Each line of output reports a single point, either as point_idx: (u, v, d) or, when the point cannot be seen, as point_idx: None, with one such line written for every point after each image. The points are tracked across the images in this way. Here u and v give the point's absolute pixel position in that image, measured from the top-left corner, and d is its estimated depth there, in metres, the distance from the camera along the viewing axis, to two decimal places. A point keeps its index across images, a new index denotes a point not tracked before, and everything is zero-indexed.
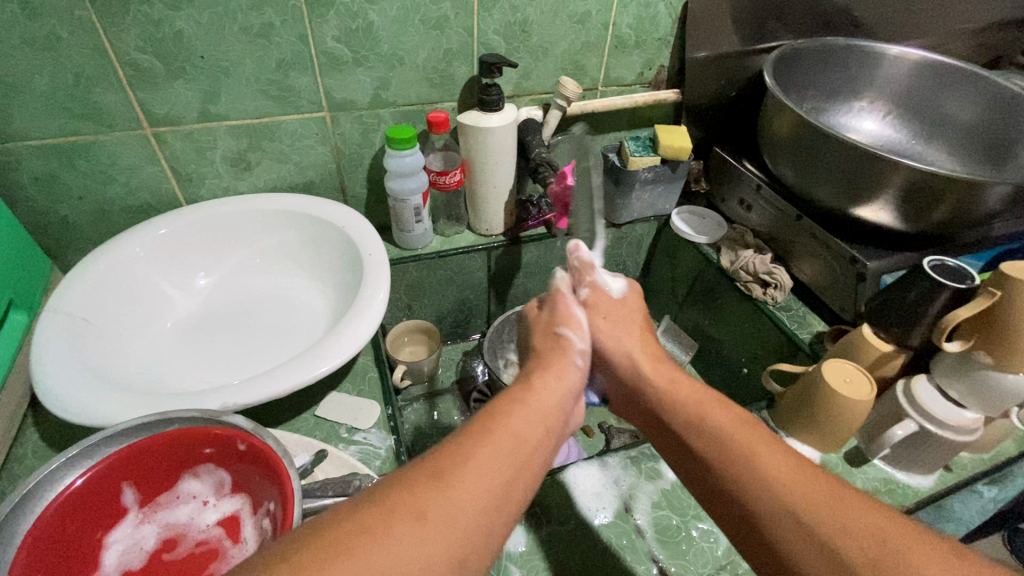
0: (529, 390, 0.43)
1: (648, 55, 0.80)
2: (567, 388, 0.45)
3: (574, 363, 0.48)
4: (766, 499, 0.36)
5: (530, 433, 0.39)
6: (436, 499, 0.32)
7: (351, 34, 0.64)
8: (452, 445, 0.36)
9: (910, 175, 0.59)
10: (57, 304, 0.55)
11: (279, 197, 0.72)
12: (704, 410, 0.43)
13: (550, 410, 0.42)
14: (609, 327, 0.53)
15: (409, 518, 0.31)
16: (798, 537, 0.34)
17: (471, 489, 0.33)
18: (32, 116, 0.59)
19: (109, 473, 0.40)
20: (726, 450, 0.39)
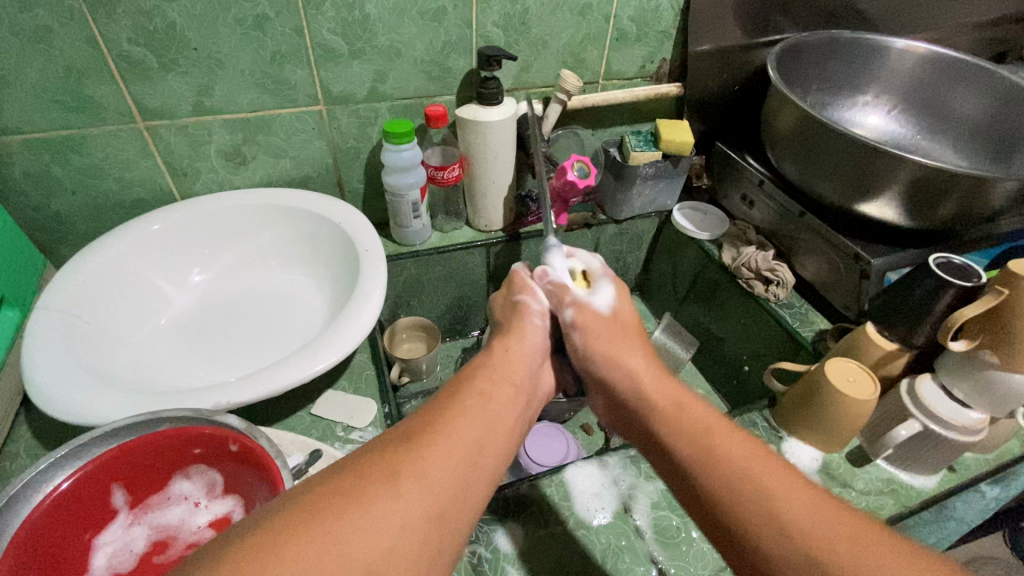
0: (492, 356, 0.46)
1: (650, 48, 0.79)
2: (527, 348, 0.49)
3: (535, 326, 0.52)
4: (750, 504, 0.36)
5: (492, 400, 0.39)
6: (410, 456, 0.32)
7: (348, 26, 0.63)
8: (424, 411, 0.36)
9: (916, 170, 0.57)
10: (46, 300, 0.54)
11: (274, 192, 0.71)
12: (691, 411, 0.43)
13: (513, 371, 0.45)
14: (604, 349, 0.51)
15: (384, 477, 0.30)
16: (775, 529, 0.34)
17: (444, 447, 0.33)
18: (22, 109, 0.58)
19: (98, 474, 0.40)
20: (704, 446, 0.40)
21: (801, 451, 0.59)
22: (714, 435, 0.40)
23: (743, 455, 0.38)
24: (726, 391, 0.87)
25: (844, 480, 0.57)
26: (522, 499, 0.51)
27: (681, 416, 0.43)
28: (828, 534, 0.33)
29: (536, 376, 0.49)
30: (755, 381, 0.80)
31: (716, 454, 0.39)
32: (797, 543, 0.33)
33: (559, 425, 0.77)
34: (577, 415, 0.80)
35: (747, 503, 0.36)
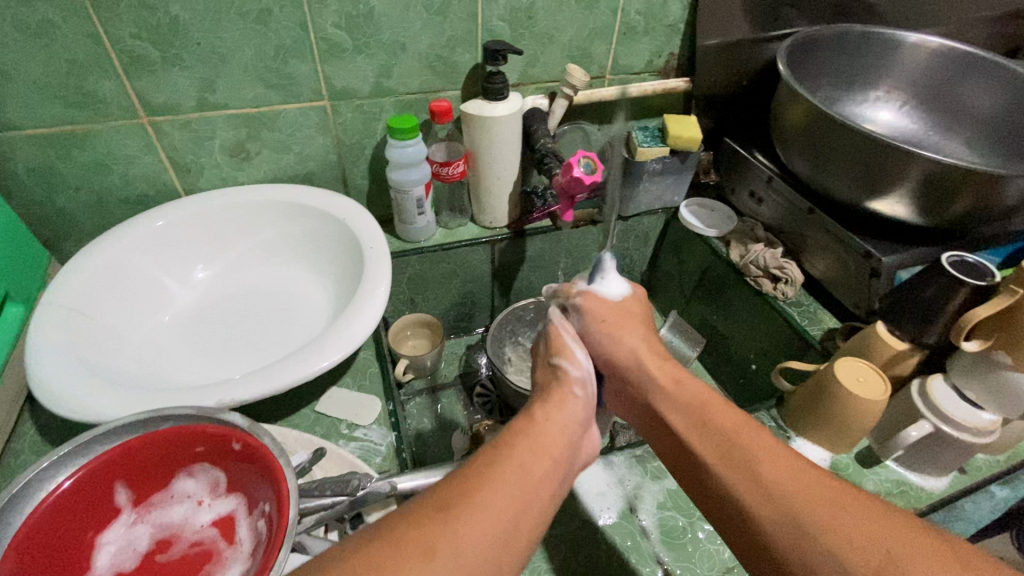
0: (533, 422, 0.41)
1: (658, 43, 0.77)
2: (571, 414, 0.43)
3: (578, 394, 0.45)
4: (780, 514, 0.34)
5: (534, 470, 0.37)
6: (442, 537, 0.31)
7: (352, 20, 0.62)
8: (460, 484, 0.34)
9: (929, 167, 0.56)
10: (49, 298, 0.54)
11: (278, 188, 0.71)
12: (709, 408, 0.42)
13: (556, 439, 0.40)
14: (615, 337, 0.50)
15: (414, 552, 0.30)
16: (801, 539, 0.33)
17: (477, 525, 0.32)
18: (25, 104, 0.58)
19: (101, 472, 0.40)
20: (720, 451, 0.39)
21: (808, 451, 0.59)
22: (727, 438, 0.40)
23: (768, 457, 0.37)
24: (732, 390, 0.86)
25: (853, 481, 0.57)
26: None
27: (695, 412, 0.43)
28: (845, 529, 0.32)
29: (580, 444, 0.43)
30: (762, 380, 0.79)
31: (734, 453, 0.38)
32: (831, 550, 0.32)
33: None
34: None
35: (765, 509, 0.35)
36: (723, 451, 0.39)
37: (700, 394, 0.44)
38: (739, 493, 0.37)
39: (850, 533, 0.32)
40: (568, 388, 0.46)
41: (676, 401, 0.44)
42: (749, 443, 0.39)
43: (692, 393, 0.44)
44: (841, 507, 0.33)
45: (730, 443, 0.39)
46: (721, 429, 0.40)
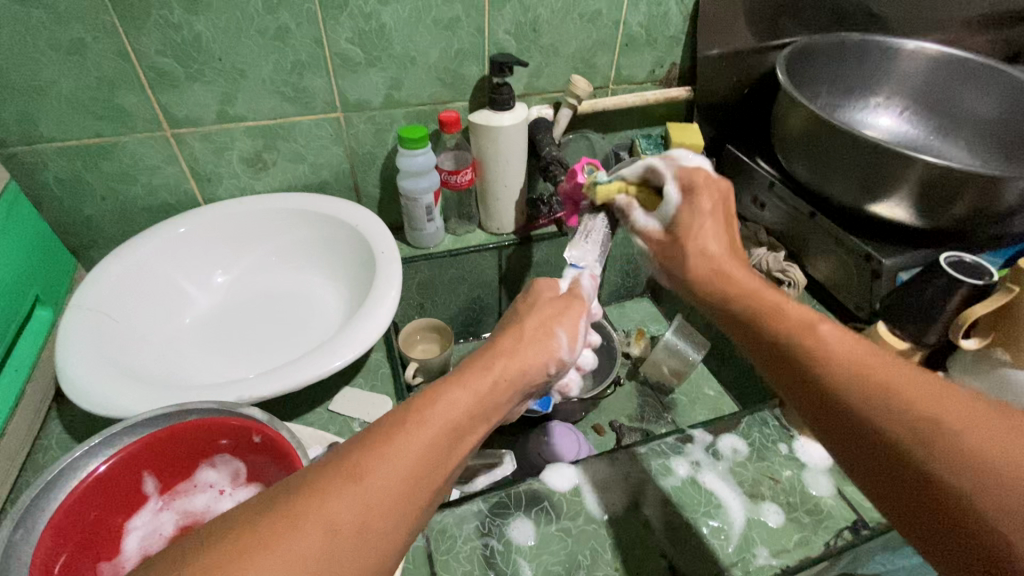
0: (485, 374, 0.39)
1: (659, 53, 0.80)
2: (527, 375, 0.41)
3: (548, 352, 0.43)
4: (828, 368, 0.35)
5: (462, 427, 0.35)
6: (347, 506, 0.29)
7: (364, 35, 0.65)
8: (372, 438, 0.32)
9: (927, 171, 0.58)
10: (78, 300, 0.57)
11: (293, 196, 0.73)
12: (755, 293, 0.43)
13: (494, 395, 0.38)
14: (704, 228, 0.49)
15: (317, 532, 0.27)
16: (859, 393, 0.33)
17: (387, 486, 0.30)
18: (56, 118, 0.61)
19: (129, 462, 0.43)
20: (770, 318, 0.40)
21: (812, 451, 0.57)
22: (783, 312, 0.40)
23: (871, 379, 0.33)
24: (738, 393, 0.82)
25: None
26: (535, 494, 0.52)
27: (751, 310, 0.42)
28: (904, 403, 0.32)
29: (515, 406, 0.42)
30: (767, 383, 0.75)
31: (807, 356, 0.36)
32: (878, 399, 0.33)
33: (570, 424, 0.73)
34: (588, 416, 0.81)
35: (814, 365, 0.36)
36: (811, 381, 0.36)
37: (780, 305, 0.41)
38: (796, 358, 0.37)
39: (912, 400, 0.32)
40: (545, 357, 0.43)
41: (730, 281, 0.45)
42: (835, 363, 0.35)
43: (771, 307, 0.41)
44: (895, 373, 0.33)
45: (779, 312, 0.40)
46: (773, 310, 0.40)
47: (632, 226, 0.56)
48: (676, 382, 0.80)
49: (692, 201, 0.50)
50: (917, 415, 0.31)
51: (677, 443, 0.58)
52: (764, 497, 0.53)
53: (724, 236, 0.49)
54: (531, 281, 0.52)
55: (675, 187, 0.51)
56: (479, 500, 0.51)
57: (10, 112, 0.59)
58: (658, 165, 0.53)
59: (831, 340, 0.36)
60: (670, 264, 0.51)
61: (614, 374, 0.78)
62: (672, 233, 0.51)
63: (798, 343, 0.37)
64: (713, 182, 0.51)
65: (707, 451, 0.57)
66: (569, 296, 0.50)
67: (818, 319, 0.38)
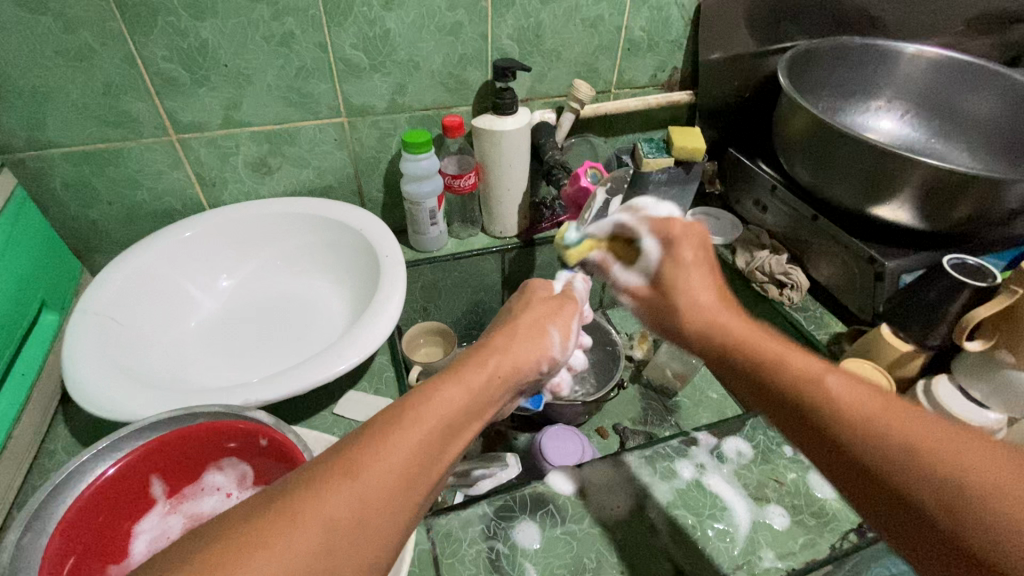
0: (479, 372, 0.39)
1: (661, 58, 0.80)
2: (519, 370, 0.42)
3: (543, 350, 0.44)
4: (839, 422, 0.34)
5: (457, 425, 0.35)
6: (344, 501, 0.28)
7: (369, 41, 0.65)
8: (368, 435, 0.32)
9: (929, 173, 0.58)
10: (83, 305, 0.57)
11: (298, 200, 0.73)
12: (755, 343, 0.42)
13: (487, 390, 0.39)
14: (686, 279, 0.50)
15: (315, 527, 0.27)
16: (872, 449, 0.32)
17: (383, 480, 0.30)
18: (64, 124, 0.61)
19: (137, 465, 0.43)
20: (773, 372, 0.39)
21: None
22: (786, 364, 0.39)
23: (887, 434, 0.32)
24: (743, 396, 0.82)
25: None
26: (540, 497, 0.52)
27: (752, 363, 0.41)
28: (919, 457, 0.30)
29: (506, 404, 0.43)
30: None
31: (816, 411, 0.35)
32: (892, 456, 0.31)
33: (573, 426, 0.73)
34: (591, 419, 0.81)
35: (824, 419, 0.35)
36: (828, 439, 0.34)
37: (786, 356, 0.40)
38: (805, 412, 0.36)
39: (929, 452, 0.30)
40: (538, 355, 0.43)
41: (730, 330, 0.45)
42: (848, 418, 0.33)
43: (776, 356, 0.40)
44: (910, 424, 0.31)
45: (782, 364, 0.39)
46: (777, 362, 0.40)
47: (614, 280, 0.58)
48: (680, 385, 0.81)
49: (670, 253, 0.53)
50: (933, 468, 0.29)
51: (681, 445, 0.58)
52: (770, 500, 0.53)
53: (710, 283, 0.50)
54: (526, 283, 0.52)
55: (650, 241, 0.55)
56: (484, 503, 0.52)
57: (18, 118, 0.60)
58: (626, 220, 0.58)
59: (838, 390, 0.35)
60: (663, 316, 0.51)
61: (618, 377, 0.78)
62: (658, 285, 0.52)
63: (806, 397, 0.36)
64: (688, 230, 0.53)
65: (712, 453, 0.57)
66: (564, 299, 0.50)
67: (825, 371, 0.36)
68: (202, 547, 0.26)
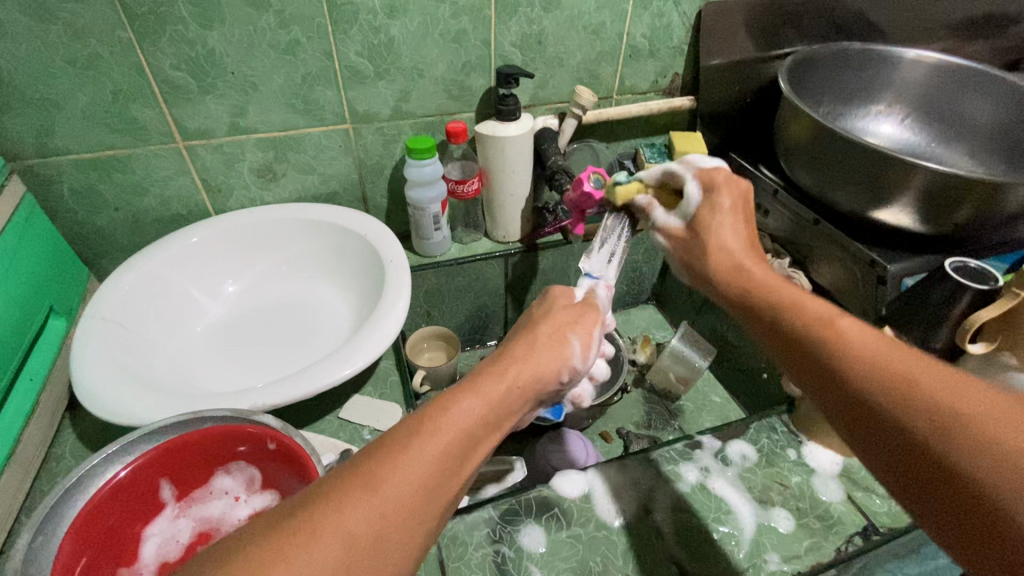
0: (501, 380, 0.39)
1: (662, 63, 0.81)
2: (539, 380, 0.42)
3: (561, 361, 0.44)
4: (845, 360, 0.36)
5: (477, 432, 0.36)
6: (363, 516, 0.29)
7: (374, 49, 0.66)
8: (390, 445, 0.32)
9: (930, 177, 0.58)
10: (92, 310, 0.58)
11: (302, 206, 0.74)
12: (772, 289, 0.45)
13: (505, 403, 0.38)
14: (722, 226, 0.51)
15: (334, 542, 0.27)
16: (876, 384, 0.34)
17: (403, 490, 0.30)
18: (72, 131, 0.62)
19: (146, 470, 0.44)
20: (789, 316, 0.42)
21: (821, 456, 0.57)
22: (800, 309, 0.42)
23: (887, 366, 0.34)
24: (745, 401, 0.82)
25: (866, 484, 0.55)
26: (545, 501, 0.53)
27: (769, 305, 0.44)
28: (920, 396, 0.32)
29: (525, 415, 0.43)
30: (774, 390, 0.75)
31: (825, 350, 0.38)
32: (893, 392, 0.33)
33: (579, 430, 0.74)
34: (595, 423, 0.81)
35: (833, 355, 0.37)
36: (831, 372, 0.37)
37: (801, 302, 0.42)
38: (815, 349, 0.38)
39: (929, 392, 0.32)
40: (557, 364, 0.43)
41: (750, 276, 0.48)
42: (852, 354, 0.36)
43: (793, 301, 0.43)
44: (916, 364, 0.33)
45: (795, 310, 0.42)
46: (791, 306, 0.42)
47: (654, 224, 0.57)
48: (683, 389, 0.81)
49: (711, 197, 0.52)
50: (934, 404, 0.31)
51: (686, 449, 0.58)
52: (774, 503, 0.54)
53: (744, 233, 0.51)
54: (546, 290, 0.52)
55: (695, 184, 0.53)
56: (490, 507, 0.52)
57: (27, 126, 0.60)
58: (676, 169, 0.55)
59: (851, 333, 0.37)
60: (693, 259, 0.53)
61: (621, 381, 0.78)
62: (694, 230, 0.53)
63: (818, 334, 0.39)
64: (733, 181, 0.52)
65: (716, 456, 0.57)
66: (585, 307, 0.49)
67: (838, 316, 0.39)
68: (226, 558, 0.26)
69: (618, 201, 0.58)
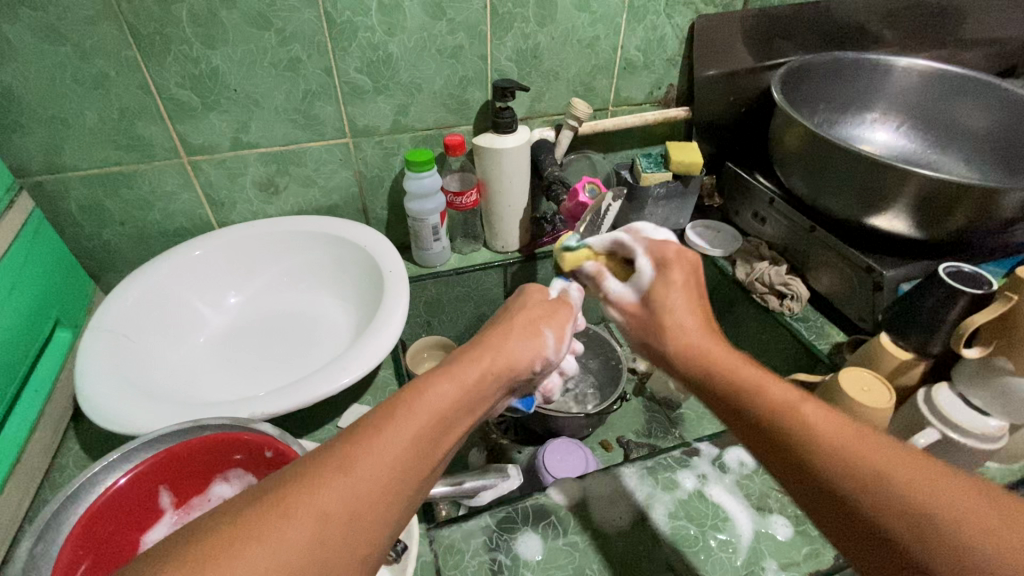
0: (474, 364, 0.40)
1: (657, 75, 0.83)
2: (514, 367, 0.43)
3: (534, 350, 0.44)
4: (818, 455, 0.36)
5: (446, 416, 0.36)
6: (338, 496, 0.29)
7: (372, 65, 0.68)
8: (362, 429, 0.33)
9: (923, 184, 0.59)
10: (97, 322, 0.59)
11: (304, 219, 0.75)
12: (727, 363, 0.44)
13: (480, 386, 0.39)
14: (677, 306, 0.49)
15: (308, 521, 0.28)
16: (851, 483, 0.34)
17: (376, 472, 0.31)
18: (80, 148, 0.64)
19: (145, 477, 0.44)
20: (750, 394, 0.41)
21: None
22: (758, 385, 0.41)
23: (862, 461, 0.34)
24: None
25: None
26: (542, 509, 0.53)
27: (730, 384, 0.43)
28: (901, 505, 0.32)
29: (497, 404, 0.43)
30: None
31: (795, 440, 0.37)
32: (868, 495, 0.33)
33: (578, 441, 0.73)
34: (595, 432, 0.81)
35: (804, 448, 0.37)
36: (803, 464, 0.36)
37: (767, 386, 0.41)
38: (785, 437, 0.38)
39: (903, 494, 0.32)
40: (532, 354, 0.44)
41: (704, 349, 0.46)
42: (825, 447, 0.36)
43: (757, 382, 0.42)
44: (886, 461, 0.34)
45: (754, 388, 0.41)
46: (749, 385, 0.42)
47: (607, 296, 0.55)
48: (683, 397, 0.80)
49: (663, 274, 0.52)
50: (916, 506, 0.31)
51: (683, 456, 0.58)
52: (772, 510, 0.53)
53: (697, 309, 0.50)
54: (522, 287, 0.53)
55: (644, 260, 0.53)
56: (487, 515, 0.52)
57: (37, 143, 0.62)
58: (626, 242, 0.56)
59: (818, 421, 0.37)
60: (647, 341, 0.51)
61: (620, 391, 0.77)
62: (648, 307, 0.51)
63: (790, 428, 0.38)
64: (683, 256, 0.52)
65: (714, 463, 0.57)
66: (558, 304, 0.50)
67: (801, 401, 0.39)
68: (201, 535, 0.27)
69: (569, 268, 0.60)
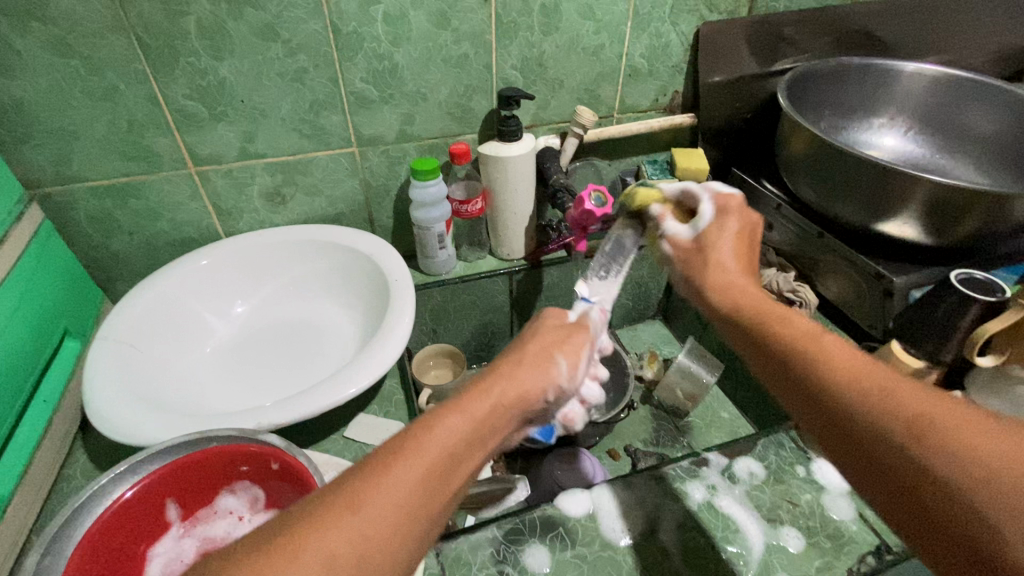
0: (485, 394, 0.39)
1: (662, 82, 0.82)
2: (525, 400, 0.41)
3: (547, 382, 0.43)
4: (827, 380, 0.35)
5: (456, 454, 0.35)
6: (345, 538, 0.29)
7: (378, 74, 0.68)
8: (371, 465, 0.32)
9: (933, 189, 0.58)
10: (105, 332, 0.59)
11: (309, 228, 0.75)
12: (752, 302, 0.45)
13: (490, 420, 0.38)
14: (726, 249, 0.50)
15: (313, 566, 0.28)
16: (857, 400, 0.33)
17: (384, 513, 0.31)
18: (89, 160, 0.64)
19: (152, 490, 0.45)
20: (773, 328, 0.41)
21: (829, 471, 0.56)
22: (778, 321, 0.42)
23: (870, 385, 0.33)
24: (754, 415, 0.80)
25: None
26: (549, 520, 0.52)
27: (754, 320, 0.43)
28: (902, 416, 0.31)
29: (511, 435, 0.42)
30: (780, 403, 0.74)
31: (808, 370, 0.37)
32: (872, 414, 0.32)
33: (583, 448, 0.73)
34: (603, 440, 0.80)
35: (818, 378, 0.36)
36: (815, 391, 0.36)
37: (791, 319, 0.41)
38: (799, 366, 0.38)
39: (910, 410, 0.31)
40: (543, 383, 0.43)
41: (733, 296, 0.47)
42: (835, 373, 0.35)
43: (780, 317, 0.42)
44: (893, 384, 0.33)
45: (778, 323, 0.41)
46: (767, 322, 0.42)
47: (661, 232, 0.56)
48: (691, 406, 0.80)
49: (722, 221, 0.52)
50: (916, 421, 0.31)
51: (693, 466, 0.57)
52: (783, 522, 0.53)
53: (743, 254, 0.51)
54: (540, 311, 0.52)
55: (709, 206, 0.53)
56: (494, 526, 0.51)
57: (47, 155, 0.63)
58: (696, 189, 0.55)
59: (833, 351, 0.37)
60: (688, 272, 0.52)
61: (627, 398, 0.76)
62: (698, 248, 0.52)
63: (805, 358, 0.37)
64: (744, 211, 0.53)
65: (723, 474, 0.57)
66: (573, 327, 0.49)
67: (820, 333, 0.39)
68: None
69: (636, 203, 0.59)
